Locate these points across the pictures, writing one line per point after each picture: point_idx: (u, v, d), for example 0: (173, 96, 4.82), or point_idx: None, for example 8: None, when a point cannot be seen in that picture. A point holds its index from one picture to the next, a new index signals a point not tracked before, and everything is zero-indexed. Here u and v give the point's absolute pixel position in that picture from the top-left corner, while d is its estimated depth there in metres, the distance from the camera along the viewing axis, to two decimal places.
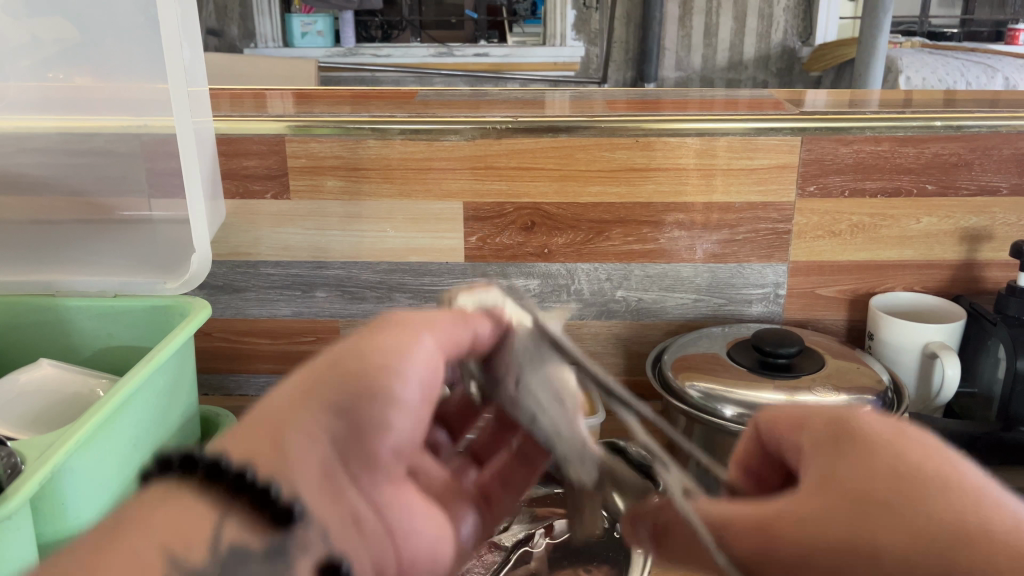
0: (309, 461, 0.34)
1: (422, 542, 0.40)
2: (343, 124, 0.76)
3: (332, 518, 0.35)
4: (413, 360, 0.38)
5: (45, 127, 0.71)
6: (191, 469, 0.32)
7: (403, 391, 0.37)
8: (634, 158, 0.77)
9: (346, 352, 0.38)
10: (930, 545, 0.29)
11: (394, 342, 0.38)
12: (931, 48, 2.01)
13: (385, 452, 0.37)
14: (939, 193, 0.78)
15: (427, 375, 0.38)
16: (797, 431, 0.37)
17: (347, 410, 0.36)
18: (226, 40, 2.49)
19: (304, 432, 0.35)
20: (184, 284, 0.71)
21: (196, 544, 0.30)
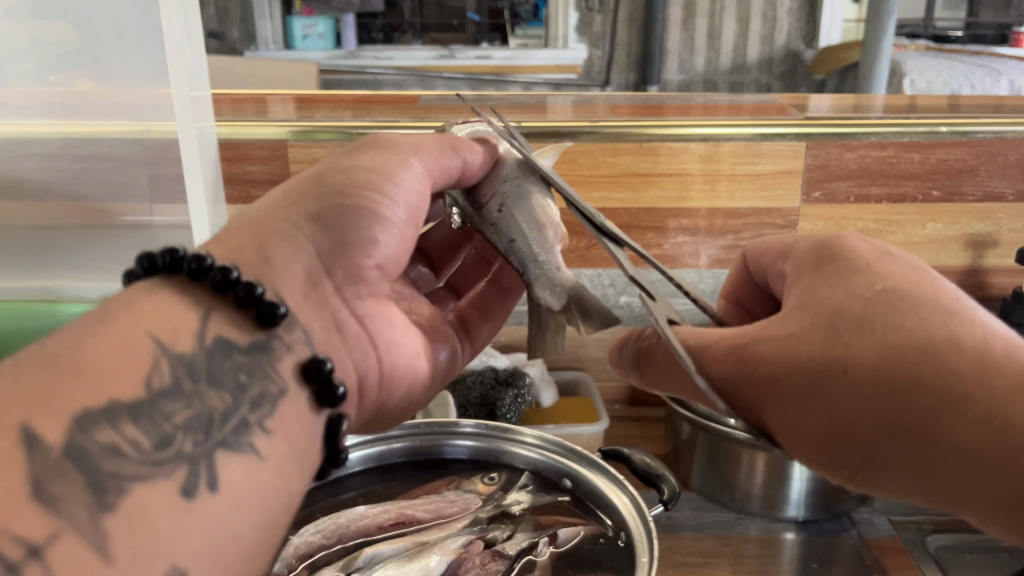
0: (301, 268, 0.43)
1: (392, 351, 0.50)
2: (345, 129, 0.76)
3: (317, 322, 0.44)
4: (401, 179, 0.49)
5: (47, 133, 0.68)
6: (183, 267, 0.38)
7: (392, 212, 0.48)
8: (637, 163, 0.76)
9: (339, 167, 0.48)
10: (886, 363, 0.38)
11: (386, 169, 0.49)
12: (936, 52, 2.00)
13: (369, 261, 0.47)
14: (945, 199, 0.78)
15: (409, 194, 0.49)
16: (781, 258, 0.49)
17: (345, 214, 0.46)
18: (227, 43, 2.48)
19: (298, 237, 0.44)
20: None
21: (184, 335, 0.36)
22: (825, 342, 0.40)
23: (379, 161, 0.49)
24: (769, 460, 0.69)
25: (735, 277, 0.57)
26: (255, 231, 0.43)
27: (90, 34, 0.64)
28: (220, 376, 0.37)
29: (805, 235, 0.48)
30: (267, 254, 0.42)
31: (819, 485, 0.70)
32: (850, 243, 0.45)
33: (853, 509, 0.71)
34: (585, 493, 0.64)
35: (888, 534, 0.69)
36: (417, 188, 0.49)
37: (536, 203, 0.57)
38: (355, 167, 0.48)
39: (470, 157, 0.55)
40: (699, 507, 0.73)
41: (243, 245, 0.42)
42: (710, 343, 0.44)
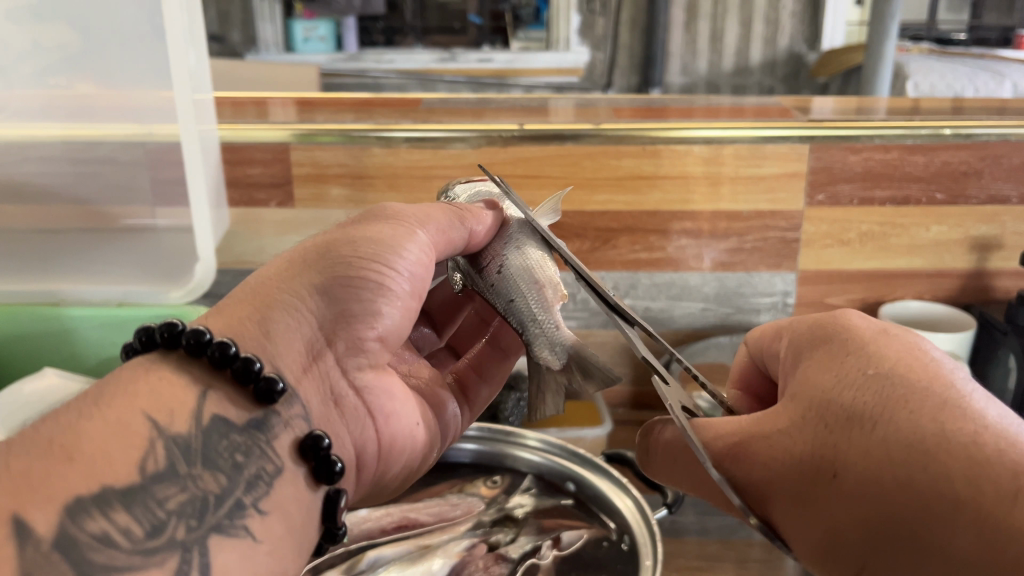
0: (302, 342, 0.44)
1: (392, 422, 0.50)
2: (347, 132, 0.75)
3: (315, 394, 0.44)
4: (406, 252, 0.48)
5: (49, 136, 0.68)
6: (182, 342, 0.40)
7: (397, 285, 0.47)
8: (640, 166, 0.76)
9: (345, 235, 0.47)
10: (872, 461, 0.38)
11: (391, 238, 0.48)
12: (939, 54, 2.00)
13: (370, 334, 0.47)
14: (949, 201, 0.77)
15: (414, 266, 0.48)
16: (777, 341, 0.48)
17: (348, 287, 0.45)
18: (228, 45, 2.47)
19: (299, 309, 0.44)
20: (188, 292, 0.75)
21: (180, 415, 0.37)
22: (820, 440, 0.40)
23: (385, 232, 0.48)
24: None
25: (740, 364, 0.54)
26: (258, 302, 0.43)
27: (93, 37, 0.64)
28: (216, 457, 0.38)
29: (800, 317, 0.47)
30: (267, 329, 0.43)
31: None
32: (847, 323, 0.44)
33: None
34: (589, 496, 0.64)
35: None
36: (422, 261, 0.49)
37: (534, 263, 0.55)
38: (362, 235, 0.47)
39: (479, 226, 0.54)
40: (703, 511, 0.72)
41: (244, 321, 0.42)
42: (711, 437, 0.44)
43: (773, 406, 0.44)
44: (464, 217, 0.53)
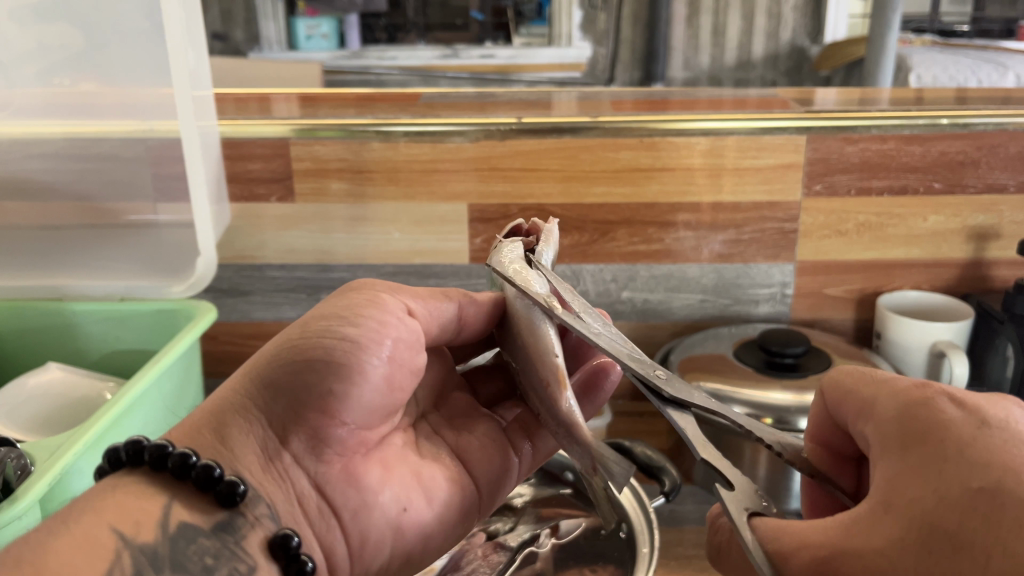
0: (256, 444, 0.44)
1: (367, 515, 0.47)
2: (346, 127, 0.76)
3: (278, 494, 0.44)
4: (359, 323, 0.47)
5: (53, 134, 0.69)
6: (145, 459, 0.42)
7: (368, 365, 0.46)
8: (639, 158, 0.76)
9: (310, 316, 0.48)
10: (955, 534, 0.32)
11: (359, 316, 0.47)
12: (942, 46, 2.00)
13: (338, 421, 0.45)
14: (947, 191, 0.78)
15: (372, 340, 0.46)
16: (861, 417, 0.41)
17: (309, 374, 0.44)
18: (230, 44, 2.51)
19: (250, 409, 0.45)
20: (189, 287, 0.75)
21: (148, 527, 0.39)
22: (913, 570, 0.33)
23: (350, 307, 0.48)
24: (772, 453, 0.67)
25: (816, 416, 0.46)
26: (224, 411, 0.45)
27: (95, 34, 0.65)
28: (184, 561, 0.39)
29: (893, 391, 0.40)
30: (224, 436, 0.44)
31: None
32: (938, 411, 0.37)
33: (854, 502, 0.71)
34: (587, 485, 0.65)
35: None
36: (395, 333, 0.47)
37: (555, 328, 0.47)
38: (334, 318, 0.47)
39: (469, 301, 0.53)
40: (702, 501, 0.72)
41: (203, 433, 0.44)
42: (797, 552, 0.37)
43: (852, 511, 0.37)
44: (454, 296, 0.53)
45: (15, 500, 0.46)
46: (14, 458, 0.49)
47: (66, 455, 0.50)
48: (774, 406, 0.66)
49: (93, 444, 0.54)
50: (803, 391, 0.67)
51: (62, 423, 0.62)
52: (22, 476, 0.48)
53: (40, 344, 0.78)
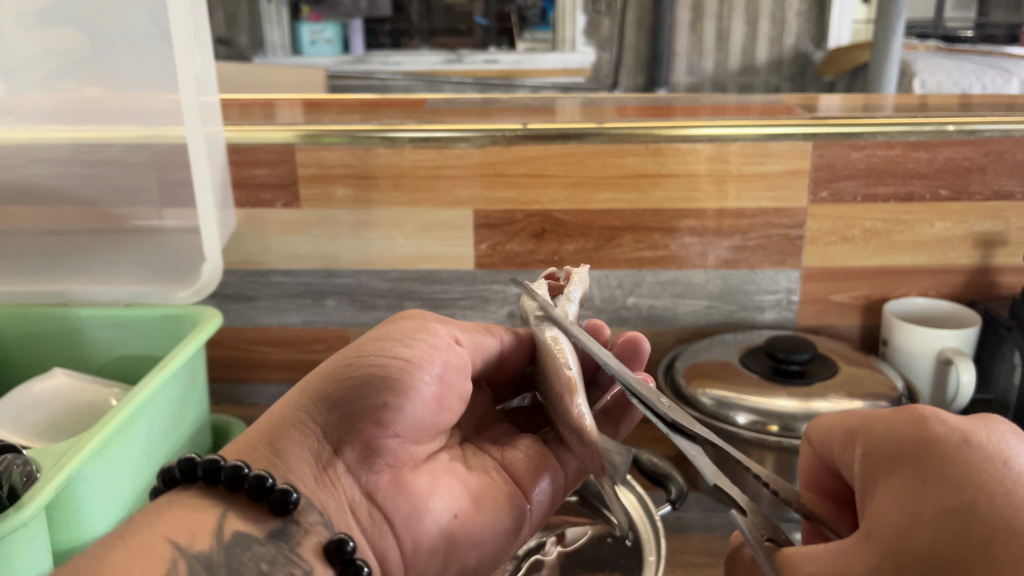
0: (309, 455, 0.46)
1: (417, 522, 0.48)
2: (352, 132, 0.76)
3: (330, 502, 0.46)
4: (414, 344, 0.48)
5: (58, 138, 0.69)
6: (196, 475, 0.44)
7: (419, 381, 0.47)
8: (645, 164, 0.76)
9: (365, 337, 0.50)
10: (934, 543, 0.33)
11: (413, 338, 0.49)
12: (946, 51, 2.00)
13: (389, 434, 0.47)
14: (953, 198, 0.77)
15: (426, 358, 0.48)
16: (849, 446, 0.42)
17: (364, 389, 0.46)
18: (236, 49, 2.49)
19: (305, 424, 0.47)
20: (194, 292, 0.74)
21: (202, 537, 0.41)
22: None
23: (401, 330, 0.50)
24: (778, 460, 0.67)
25: (808, 459, 0.46)
26: (285, 423, 0.47)
27: (100, 38, 0.65)
28: (240, 567, 0.41)
29: (879, 416, 0.41)
30: (277, 449, 0.46)
31: None
32: (928, 433, 0.38)
33: None
34: (593, 493, 0.64)
35: None
36: (446, 354, 0.49)
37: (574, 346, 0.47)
38: (387, 340, 0.49)
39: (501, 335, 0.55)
40: (708, 508, 0.72)
41: (258, 445, 0.47)
42: None
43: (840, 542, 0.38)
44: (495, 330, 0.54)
45: (21, 507, 0.45)
46: (20, 465, 0.48)
47: (72, 461, 0.49)
48: (780, 413, 0.66)
49: (99, 451, 0.54)
50: (810, 397, 0.67)
51: (69, 430, 0.62)
52: (28, 483, 0.48)
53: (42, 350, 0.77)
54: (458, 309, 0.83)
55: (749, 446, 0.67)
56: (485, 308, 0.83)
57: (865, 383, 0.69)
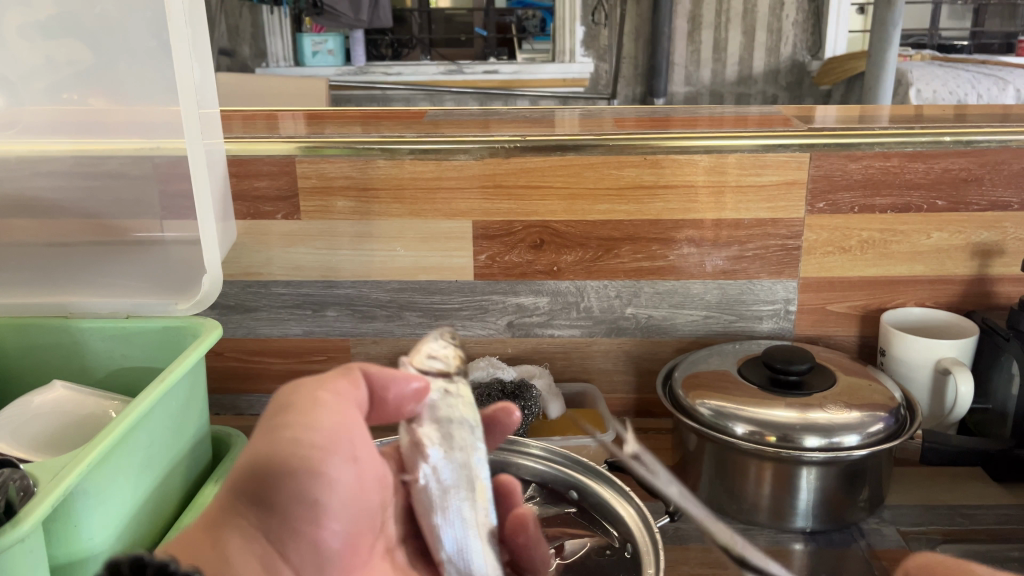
0: (257, 564, 0.38)
1: None
2: (352, 145, 0.76)
3: None
4: (331, 422, 0.41)
5: (60, 151, 0.72)
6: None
7: (336, 463, 0.40)
8: (643, 175, 0.77)
9: (275, 413, 0.41)
10: None
11: (312, 417, 0.40)
12: (943, 61, 2.01)
13: (317, 527, 0.40)
14: (950, 208, 0.78)
15: (346, 442, 0.41)
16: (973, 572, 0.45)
17: (287, 483, 0.39)
18: (238, 60, 2.53)
19: (242, 529, 0.38)
20: (195, 304, 0.71)
21: None
22: None
23: (309, 403, 0.41)
24: (776, 470, 0.67)
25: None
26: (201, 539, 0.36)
27: (101, 53, 0.66)
28: None
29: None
30: (224, 556, 0.37)
31: (826, 496, 0.68)
32: None
33: (861, 519, 0.70)
34: (592, 504, 0.64)
35: (898, 545, 0.68)
36: (356, 428, 0.42)
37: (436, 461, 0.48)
38: (278, 421, 0.40)
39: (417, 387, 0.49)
40: (707, 518, 0.72)
41: (194, 546, 0.37)
42: None
43: None
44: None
45: (19, 521, 0.46)
46: (16, 480, 0.48)
47: (71, 476, 0.49)
48: (778, 423, 0.66)
49: (98, 464, 0.54)
50: (808, 408, 0.67)
51: (67, 441, 0.62)
52: (24, 497, 0.48)
53: (34, 365, 0.73)
54: (458, 320, 0.84)
55: (746, 457, 0.67)
56: (484, 319, 0.84)
57: (864, 393, 0.69)
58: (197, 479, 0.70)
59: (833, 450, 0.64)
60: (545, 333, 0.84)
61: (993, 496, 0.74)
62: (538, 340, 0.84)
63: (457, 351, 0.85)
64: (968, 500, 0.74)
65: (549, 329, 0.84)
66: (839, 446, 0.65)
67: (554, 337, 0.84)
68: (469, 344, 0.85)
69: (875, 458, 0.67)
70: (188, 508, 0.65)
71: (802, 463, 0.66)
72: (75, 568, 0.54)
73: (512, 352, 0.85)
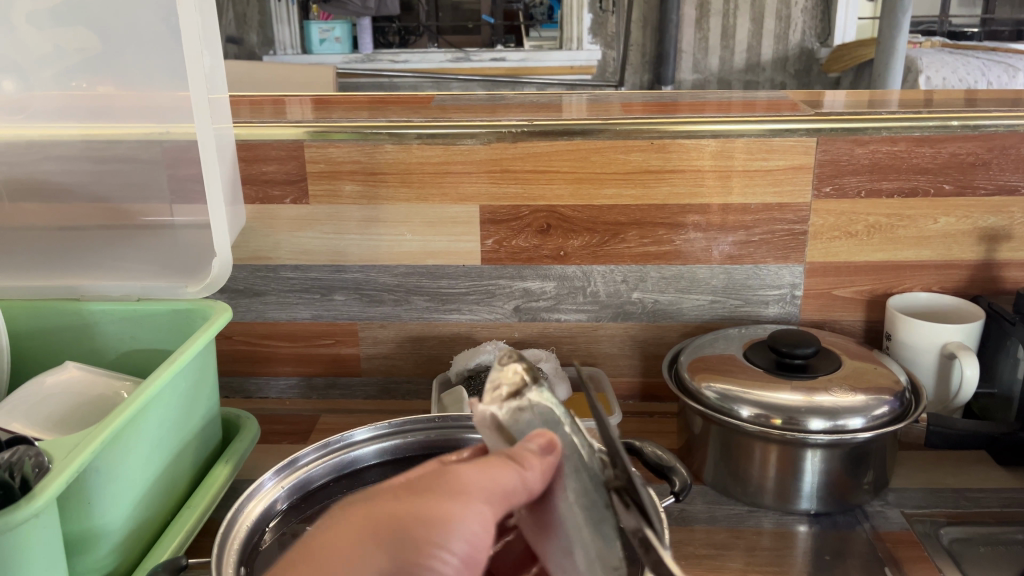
0: None
1: None
2: (359, 129, 0.77)
3: None
4: (467, 532, 0.37)
5: (70, 135, 0.72)
6: None
7: (440, 563, 0.37)
8: (649, 160, 0.77)
9: (425, 496, 0.38)
10: None
11: (452, 511, 0.37)
12: (952, 47, 2.00)
13: None
14: (957, 192, 0.78)
15: (477, 548, 0.38)
16: None
17: (390, 555, 0.37)
18: (245, 47, 2.54)
19: None
20: (206, 287, 0.72)
21: None
22: None
23: (460, 494, 0.38)
24: (782, 453, 0.67)
25: None
26: (310, 557, 0.38)
27: (112, 39, 0.66)
28: None
29: None
30: None
31: (831, 478, 0.68)
32: None
33: (865, 502, 0.71)
34: None
35: (902, 527, 0.69)
36: (483, 535, 0.38)
37: (580, 526, 0.42)
38: (428, 494, 0.39)
39: (534, 469, 0.40)
40: (712, 500, 0.73)
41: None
42: None
43: None
44: (517, 459, 0.40)
45: (32, 498, 0.46)
46: (31, 456, 0.48)
47: (84, 453, 0.50)
48: (783, 406, 0.66)
49: (110, 441, 0.54)
50: (814, 391, 0.67)
51: (82, 420, 0.63)
52: (40, 474, 0.48)
53: (49, 347, 0.74)
54: (465, 304, 0.84)
55: (752, 440, 0.68)
56: (491, 303, 0.84)
57: (869, 377, 0.69)
58: (209, 460, 0.71)
59: (838, 433, 0.65)
60: (552, 318, 0.84)
61: (998, 480, 0.74)
62: (545, 325, 0.85)
63: (464, 335, 0.86)
64: (972, 484, 0.74)
65: (556, 313, 0.84)
66: (845, 429, 0.65)
67: (560, 321, 0.85)
68: (476, 328, 0.85)
69: (879, 442, 0.68)
70: (199, 489, 0.66)
71: (807, 445, 0.66)
72: (89, 545, 0.55)
73: (519, 336, 0.85)
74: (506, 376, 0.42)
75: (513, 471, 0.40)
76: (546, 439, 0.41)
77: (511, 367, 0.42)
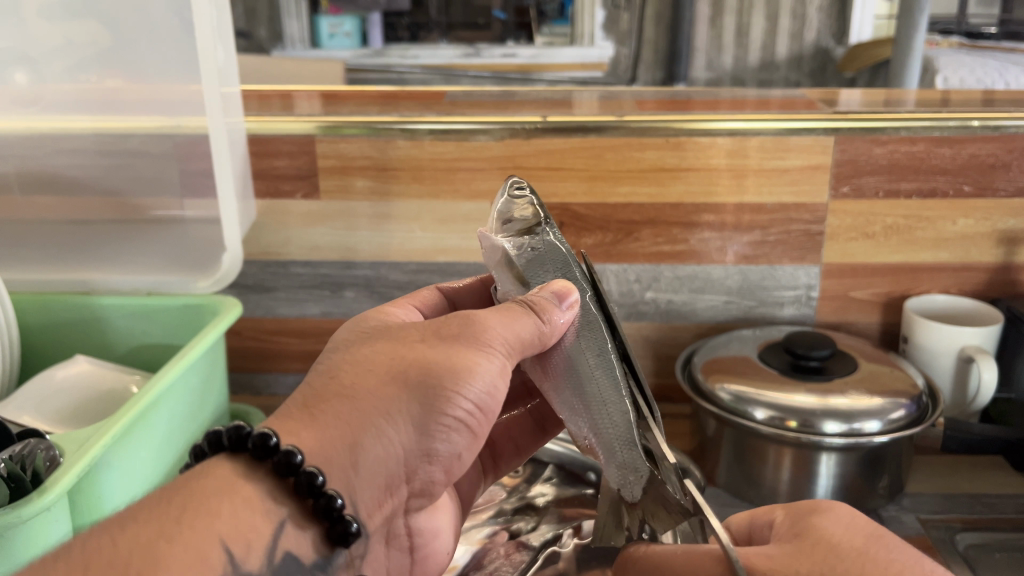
0: (381, 467, 0.44)
1: (433, 543, 0.54)
2: (371, 124, 0.76)
3: (376, 520, 0.46)
4: (485, 381, 0.46)
5: (83, 129, 0.70)
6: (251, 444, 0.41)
7: (464, 402, 0.45)
8: (664, 158, 0.76)
9: (452, 347, 0.46)
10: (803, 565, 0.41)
11: (474, 363, 0.46)
12: (969, 48, 1.98)
13: (426, 453, 0.46)
14: (976, 194, 0.77)
15: (490, 395, 0.47)
16: None
17: (416, 398, 0.44)
18: (255, 41, 2.52)
19: (388, 438, 0.44)
20: (216, 282, 0.74)
21: (253, 549, 0.38)
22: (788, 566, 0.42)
23: (479, 346, 0.46)
24: (797, 456, 0.66)
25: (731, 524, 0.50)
26: (339, 395, 0.43)
27: (122, 32, 0.65)
28: None
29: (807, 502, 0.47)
30: (355, 454, 0.43)
31: (847, 482, 0.67)
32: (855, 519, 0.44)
33: (881, 506, 0.70)
34: None
35: (917, 533, 0.68)
36: (498, 381, 0.47)
37: (593, 367, 0.51)
38: (448, 346, 0.46)
39: (549, 325, 0.49)
40: (724, 503, 0.72)
41: (337, 423, 0.43)
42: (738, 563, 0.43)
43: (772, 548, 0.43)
44: (537, 311, 0.49)
45: (44, 491, 0.46)
46: (43, 448, 0.49)
47: (96, 447, 0.50)
48: (799, 408, 0.65)
49: (121, 437, 0.54)
50: (829, 393, 0.66)
51: (91, 414, 0.63)
52: (52, 467, 0.48)
53: (57, 340, 0.76)
54: None
55: (766, 442, 0.67)
56: None
57: (886, 380, 0.68)
58: None
59: (855, 436, 0.64)
60: None
61: (1015, 485, 0.73)
62: None
63: None
64: (988, 489, 0.73)
65: None
66: (861, 432, 0.64)
67: None
68: None
69: (895, 446, 0.67)
70: None
71: (822, 448, 0.65)
72: None
73: None
74: (522, 211, 0.55)
75: (531, 325, 0.48)
76: (563, 287, 0.51)
77: (522, 207, 0.56)
